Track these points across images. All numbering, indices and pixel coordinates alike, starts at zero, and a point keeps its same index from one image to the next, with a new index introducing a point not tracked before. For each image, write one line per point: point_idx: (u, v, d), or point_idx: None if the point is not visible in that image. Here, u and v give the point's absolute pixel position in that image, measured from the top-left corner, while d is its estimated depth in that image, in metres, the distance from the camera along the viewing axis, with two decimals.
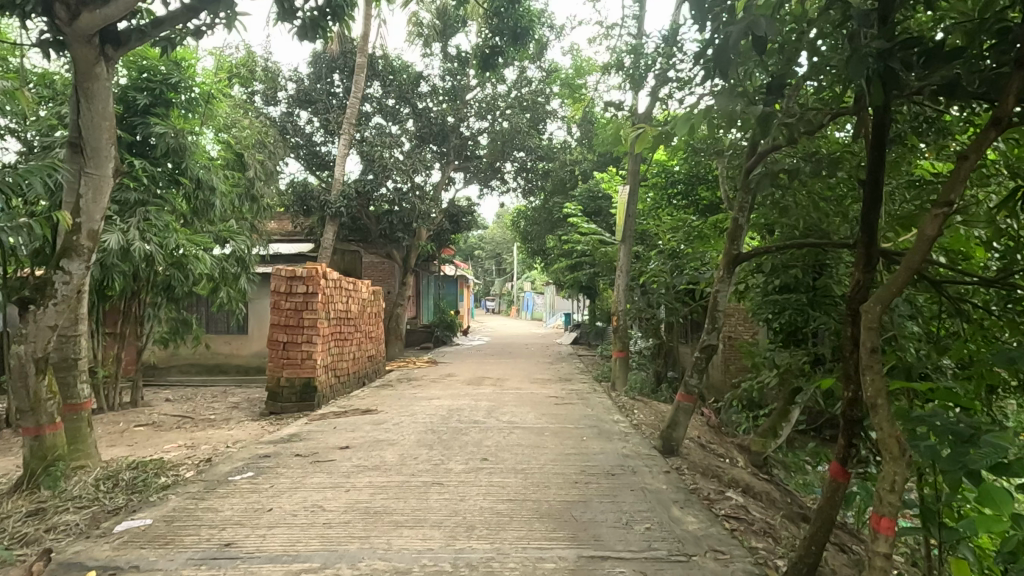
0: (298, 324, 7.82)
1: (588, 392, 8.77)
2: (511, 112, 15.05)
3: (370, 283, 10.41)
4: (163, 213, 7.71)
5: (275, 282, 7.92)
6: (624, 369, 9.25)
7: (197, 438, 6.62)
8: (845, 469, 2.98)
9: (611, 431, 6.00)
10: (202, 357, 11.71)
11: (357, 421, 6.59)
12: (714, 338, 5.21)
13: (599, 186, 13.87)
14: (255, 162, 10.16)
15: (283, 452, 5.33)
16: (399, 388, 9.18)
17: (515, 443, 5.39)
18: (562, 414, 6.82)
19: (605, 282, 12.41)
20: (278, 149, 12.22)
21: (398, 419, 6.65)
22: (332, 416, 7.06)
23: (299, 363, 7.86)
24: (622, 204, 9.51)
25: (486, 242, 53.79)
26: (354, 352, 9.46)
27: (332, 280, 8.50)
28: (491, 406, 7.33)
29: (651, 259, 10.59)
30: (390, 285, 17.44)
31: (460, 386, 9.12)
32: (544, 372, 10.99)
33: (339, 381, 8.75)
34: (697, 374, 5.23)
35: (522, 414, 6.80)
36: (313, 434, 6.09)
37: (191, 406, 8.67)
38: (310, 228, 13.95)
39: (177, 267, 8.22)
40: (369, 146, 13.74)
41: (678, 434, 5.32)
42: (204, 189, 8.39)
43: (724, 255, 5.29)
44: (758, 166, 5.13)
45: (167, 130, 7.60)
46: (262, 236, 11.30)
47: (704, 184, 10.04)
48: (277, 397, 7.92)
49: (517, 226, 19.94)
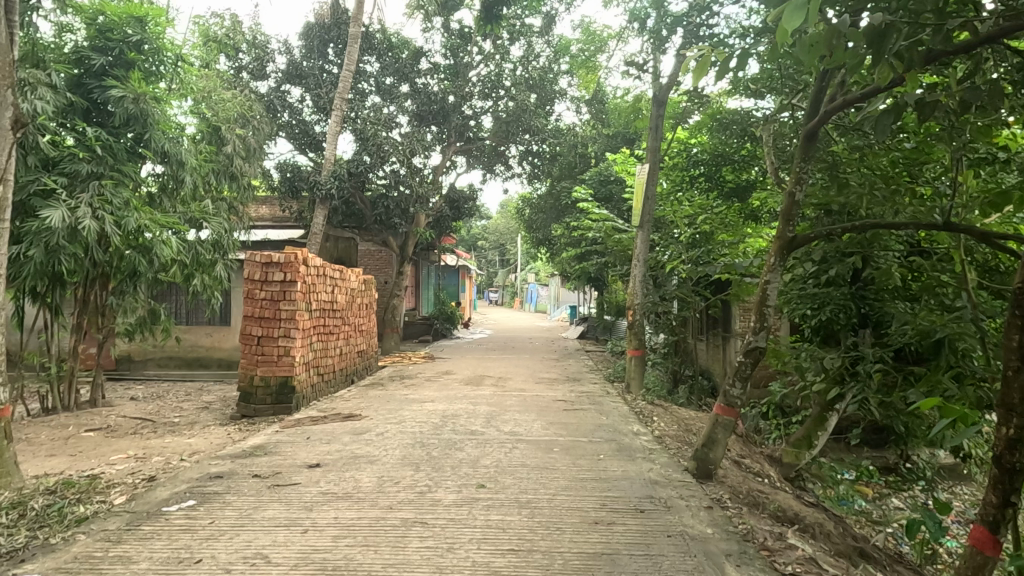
0: (275, 317, 6.98)
1: (601, 395, 7.86)
2: (517, 90, 14.05)
3: (361, 272, 9.54)
4: (121, 189, 6.81)
5: (249, 269, 7.04)
6: (640, 368, 8.34)
7: (150, 446, 5.71)
8: (995, 539, 2.22)
9: (632, 446, 5.09)
10: (181, 350, 10.87)
11: (336, 430, 5.69)
12: (763, 336, 4.29)
13: (611, 170, 12.94)
14: (234, 136, 9.22)
15: (238, 472, 4.42)
16: (389, 388, 8.26)
17: (519, 463, 4.49)
18: (572, 423, 5.90)
19: (615, 272, 11.46)
20: (263, 126, 11.28)
21: (383, 427, 5.75)
22: (309, 422, 6.16)
23: (275, 361, 6.98)
24: (640, 187, 8.48)
25: (488, 233, 52.89)
26: (341, 348, 8.58)
27: (316, 268, 7.60)
28: (491, 412, 6.43)
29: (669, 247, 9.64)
30: (387, 274, 16.51)
31: (458, 386, 8.22)
32: (550, 370, 10.05)
33: (322, 380, 7.88)
34: (740, 382, 4.33)
35: (526, 423, 5.89)
36: (281, 446, 5.18)
37: (157, 406, 7.76)
38: (300, 212, 13.02)
39: (141, 250, 7.30)
40: (364, 124, 12.76)
41: (715, 454, 4.41)
42: (172, 163, 7.54)
43: (776, 238, 4.32)
44: (822, 128, 4.15)
45: (125, 93, 6.71)
46: (243, 218, 10.37)
47: (729, 165, 9.07)
48: (250, 398, 7.01)
49: (521, 215, 18.98)
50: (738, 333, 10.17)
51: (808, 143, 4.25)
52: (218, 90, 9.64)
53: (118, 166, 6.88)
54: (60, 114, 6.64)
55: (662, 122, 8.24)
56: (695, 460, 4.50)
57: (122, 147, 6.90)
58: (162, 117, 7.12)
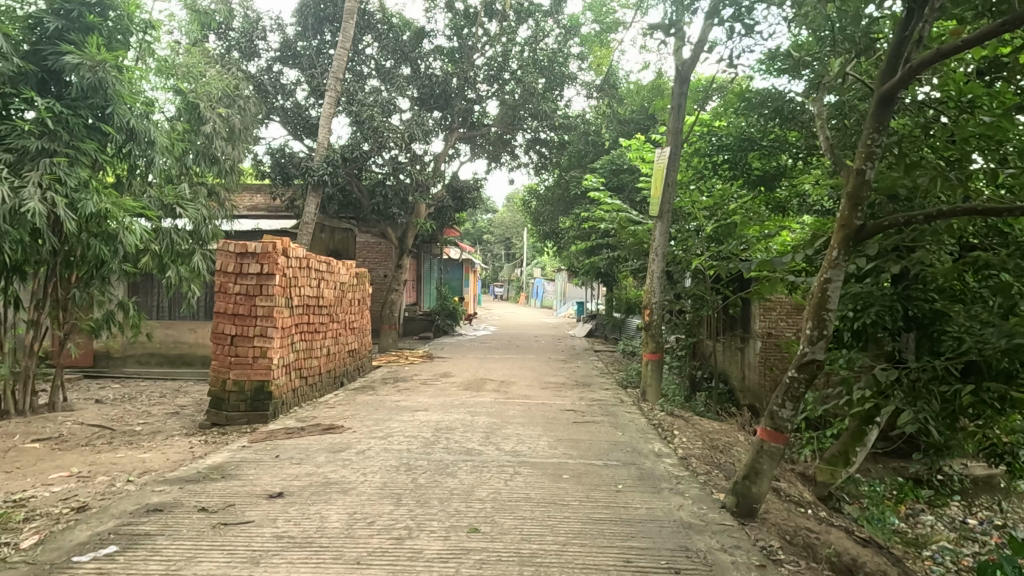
0: (249, 314, 6.26)
1: (614, 404, 7.09)
2: (524, 73, 13.24)
3: (353, 264, 8.80)
4: (78, 168, 6.05)
5: (222, 259, 6.31)
6: (657, 373, 7.56)
7: (98, 462, 4.96)
8: None
9: (655, 472, 4.33)
10: (162, 346, 10.16)
11: (312, 446, 4.93)
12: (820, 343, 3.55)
13: (624, 158, 12.17)
14: (213, 115, 8.41)
15: (182, 503, 3.66)
16: (379, 392, 7.51)
17: (520, 497, 3.73)
18: (583, 441, 5.14)
19: (627, 267, 10.65)
20: (252, 107, 10.51)
21: (365, 443, 4.99)
22: (283, 434, 5.41)
23: (250, 363, 6.24)
24: (658, 173, 7.61)
25: (494, 226, 52.11)
26: (328, 348, 7.85)
27: (298, 259, 6.83)
28: (490, 424, 5.67)
29: (690, 242, 8.78)
30: (386, 268, 15.76)
31: (455, 391, 7.46)
32: (557, 373, 9.27)
33: (306, 383, 7.16)
34: (792, 402, 3.57)
35: (531, 440, 5.13)
36: (244, 467, 4.42)
37: (122, 410, 7.01)
38: (292, 199, 12.24)
39: (103, 239, 6.55)
40: (360, 106, 11.94)
41: (757, 488, 3.64)
42: (141, 142, 6.72)
43: (840, 228, 3.51)
44: (902, 89, 3.32)
45: (81, 60, 5.92)
46: (226, 206, 9.57)
47: (755, 150, 8.26)
48: (221, 405, 6.26)
49: (527, 207, 18.19)
50: (759, 333, 9.73)
51: (882, 109, 3.43)
52: (199, 66, 8.88)
53: (73, 143, 6.09)
54: (6, 82, 5.86)
55: (686, 99, 7.40)
56: (733, 494, 3.75)
57: (79, 122, 6.11)
58: (127, 89, 6.30)
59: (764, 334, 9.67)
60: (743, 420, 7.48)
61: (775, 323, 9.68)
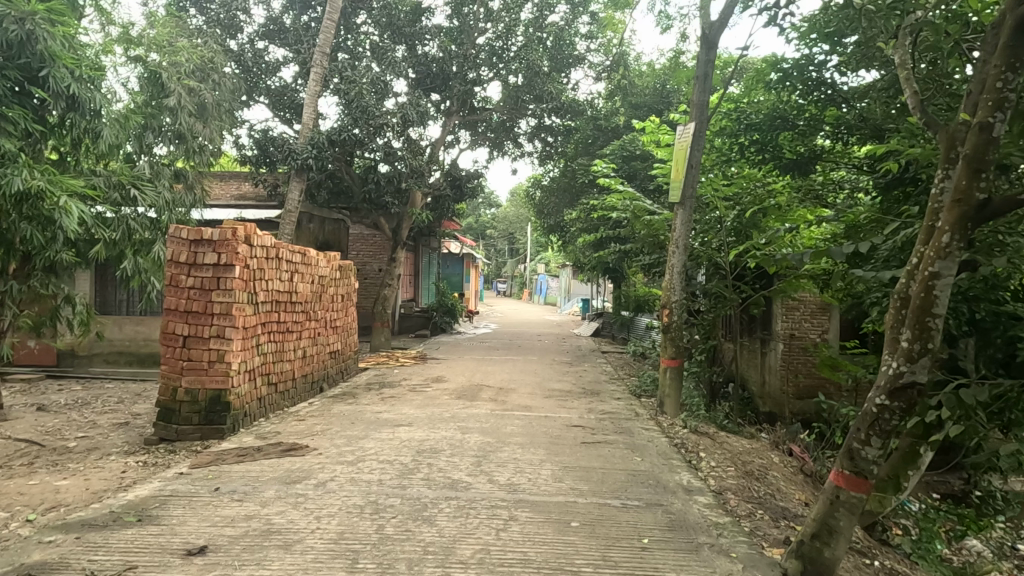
0: (204, 311, 5.38)
1: (628, 417, 6.17)
2: (529, 50, 12.26)
3: (335, 256, 7.90)
4: (4, 138, 5.11)
5: (172, 248, 5.42)
6: (677, 382, 6.62)
7: (5, 490, 4.08)
8: None
9: (689, 519, 3.41)
10: (132, 344, 9.33)
11: (265, 476, 4.03)
12: (898, 352, 2.76)
13: (636, 144, 11.38)
14: (178, 86, 7.49)
15: (71, 565, 2.77)
16: (360, 401, 6.60)
17: (516, 559, 2.82)
18: (595, 469, 4.22)
19: (638, 262, 9.70)
20: (230, 83, 9.59)
21: (329, 472, 4.08)
22: (234, 456, 4.51)
23: (205, 369, 5.35)
24: (680, 154, 6.65)
25: (496, 222, 51.09)
26: (304, 349, 6.95)
27: (265, 249, 5.93)
28: (484, 446, 4.76)
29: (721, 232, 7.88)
30: (380, 261, 14.87)
31: (447, 401, 6.55)
32: (561, 379, 8.35)
33: (276, 390, 6.28)
34: (879, 438, 2.68)
35: (530, 468, 4.21)
36: (171, 505, 3.52)
37: (65, 420, 6.12)
38: (275, 186, 11.33)
39: (39, 223, 5.63)
40: (349, 83, 10.93)
41: (832, 552, 2.76)
42: (83, 110, 5.79)
43: (954, 203, 2.60)
44: None
45: (6, 10, 5.00)
46: (196, 191, 8.63)
47: (786, 129, 7.39)
48: (171, 417, 5.35)
49: (531, 200, 17.25)
50: (780, 335, 8.98)
51: (1020, 37, 2.53)
52: (166, 34, 8.00)
53: None
54: None
55: (712, 68, 6.45)
56: (797, 558, 2.84)
57: (6, 84, 5.18)
58: (64, 48, 5.38)
59: (786, 336, 8.92)
60: (774, 436, 6.57)
61: (798, 324, 8.93)
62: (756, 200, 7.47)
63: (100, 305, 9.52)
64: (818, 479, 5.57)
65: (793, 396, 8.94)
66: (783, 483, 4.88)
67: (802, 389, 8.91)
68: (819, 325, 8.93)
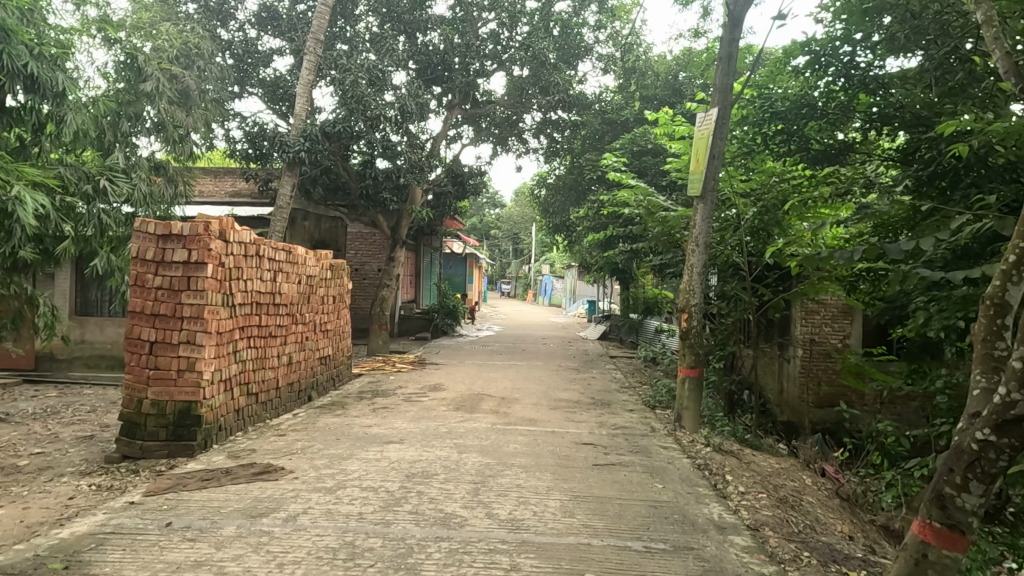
0: (172, 314, 4.83)
1: (643, 433, 5.60)
2: (535, 39, 11.69)
3: (327, 255, 7.36)
4: None
5: (138, 244, 4.88)
6: (696, 394, 6.04)
7: None
8: None
9: (728, 570, 2.82)
10: (113, 347, 8.81)
11: (227, 508, 3.46)
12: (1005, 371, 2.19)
13: (647, 139, 10.83)
14: (155, 71, 6.95)
15: None
16: (349, 413, 6.03)
17: None
18: (611, 500, 3.64)
19: (652, 262, 9.13)
20: (217, 70, 9.04)
21: (303, 503, 3.53)
22: (198, 481, 3.95)
23: (173, 379, 4.81)
24: (700, 144, 6.08)
25: (501, 222, 51.20)
26: (290, 355, 6.39)
27: (243, 247, 5.38)
28: (483, 469, 4.19)
29: (742, 230, 7.29)
30: (379, 261, 14.32)
31: (443, 413, 5.99)
32: (569, 387, 7.76)
33: (256, 401, 5.74)
34: (982, 483, 2.10)
35: (537, 499, 3.63)
36: (109, 547, 2.96)
37: (25, 433, 5.57)
38: (267, 181, 10.77)
39: None
40: (343, 72, 10.33)
41: None
42: (43, 93, 5.24)
43: None
44: None
45: None
46: (180, 185, 8.09)
47: (813, 118, 6.76)
48: (135, 432, 4.79)
49: (536, 198, 16.69)
50: (799, 340, 8.39)
51: None
52: (146, 16, 7.46)
53: None
54: None
55: (737, 49, 5.87)
56: None
57: None
58: (17, 21, 4.81)
59: (806, 341, 8.33)
60: (803, 454, 6.00)
61: (818, 328, 8.35)
62: (778, 195, 6.83)
63: (81, 307, 8.93)
64: (855, 504, 5.01)
65: (813, 405, 8.31)
66: (823, 510, 4.30)
67: (822, 398, 8.30)
68: (841, 330, 8.34)
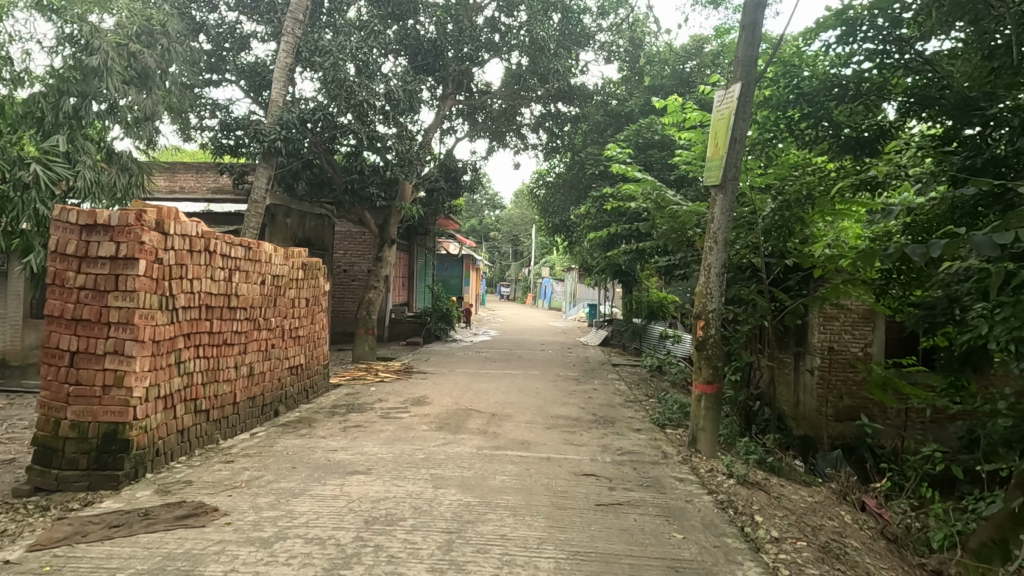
0: (96, 319, 4.06)
1: (654, 460, 4.82)
2: (535, 23, 10.92)
3: (297, 254, 6.59)
4: None
5: (57, 236, 4.11)
6: (712, 412, 5.26)
7: None
8: None
9: None
10: None
11: (125, 572, 2.69)
12: None
13: (653, 131, 10.12)
14: (104, 43, 6.19)
15: None
16: (314, 433, 5.25)
17: None
18: (618, 560, 2.87)
19: (659, 262, 8.35)
20: (186, 51, 8.27)
21: (226, 563, 2.76)
22: (107, 526, 3.19)
23: (98, 397, 4.04)
24: (719, 126, 5.34)
25: (501, 223, 50.51)
26: (250, 365, 5.63)
27: (186, 240, 4.61)
28: (461, 512, 3.41)
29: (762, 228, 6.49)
30: (367, 262, 13.55)
31: (423, 434, 5.21)
32: (568, 402, 6.99)
33: (206, 419, 4.97)
34: None
35: (524, 557, 2.87)
36: None
37: None
38: (243, 175, 10.00)
39: None
40: (324, 56, 9.51)
41: None
42: None
43: None
44: None
45: None
46: (141, 175, 7.34)
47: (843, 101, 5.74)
48: (51, 460, 4.02)
49: (534, 197, 15.94)
50: (817, 349, 7.61)
51: None
52: None
53: None
54: None
55: (762, 16, 5.13)
56: None
57: None
58: None
59: (825, 349, 7.56)
60: (834, 482, 5.24)
61: (838, 335, 7.57)
62: (803, 186, 6.14)
63: (34, 309, 8.19)
64: (902, 545, 4.25)
65: (832, 418, 7.54)
66: (876, 560, 3.52)
67: (842, 411, 7.53)
68: (862, 338, 7.56)
